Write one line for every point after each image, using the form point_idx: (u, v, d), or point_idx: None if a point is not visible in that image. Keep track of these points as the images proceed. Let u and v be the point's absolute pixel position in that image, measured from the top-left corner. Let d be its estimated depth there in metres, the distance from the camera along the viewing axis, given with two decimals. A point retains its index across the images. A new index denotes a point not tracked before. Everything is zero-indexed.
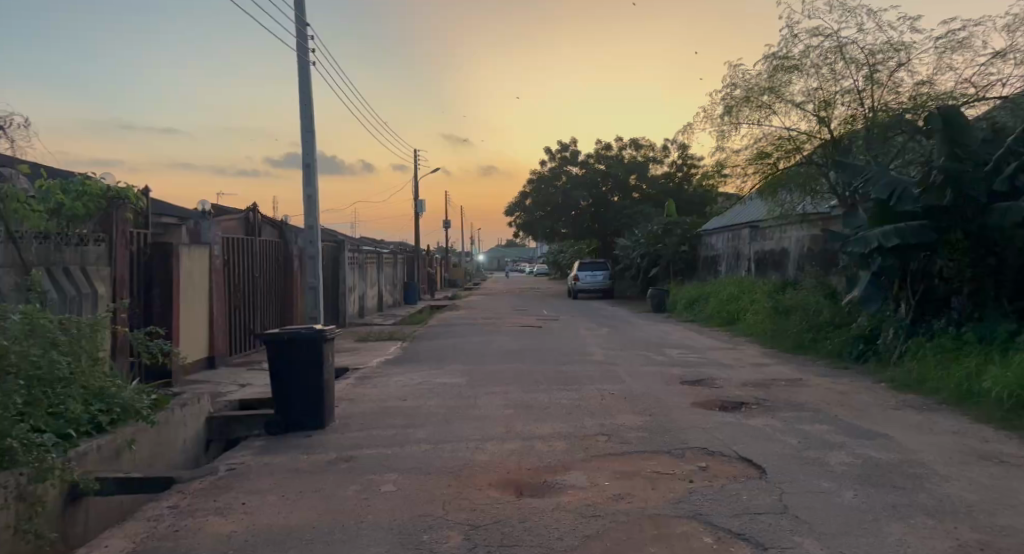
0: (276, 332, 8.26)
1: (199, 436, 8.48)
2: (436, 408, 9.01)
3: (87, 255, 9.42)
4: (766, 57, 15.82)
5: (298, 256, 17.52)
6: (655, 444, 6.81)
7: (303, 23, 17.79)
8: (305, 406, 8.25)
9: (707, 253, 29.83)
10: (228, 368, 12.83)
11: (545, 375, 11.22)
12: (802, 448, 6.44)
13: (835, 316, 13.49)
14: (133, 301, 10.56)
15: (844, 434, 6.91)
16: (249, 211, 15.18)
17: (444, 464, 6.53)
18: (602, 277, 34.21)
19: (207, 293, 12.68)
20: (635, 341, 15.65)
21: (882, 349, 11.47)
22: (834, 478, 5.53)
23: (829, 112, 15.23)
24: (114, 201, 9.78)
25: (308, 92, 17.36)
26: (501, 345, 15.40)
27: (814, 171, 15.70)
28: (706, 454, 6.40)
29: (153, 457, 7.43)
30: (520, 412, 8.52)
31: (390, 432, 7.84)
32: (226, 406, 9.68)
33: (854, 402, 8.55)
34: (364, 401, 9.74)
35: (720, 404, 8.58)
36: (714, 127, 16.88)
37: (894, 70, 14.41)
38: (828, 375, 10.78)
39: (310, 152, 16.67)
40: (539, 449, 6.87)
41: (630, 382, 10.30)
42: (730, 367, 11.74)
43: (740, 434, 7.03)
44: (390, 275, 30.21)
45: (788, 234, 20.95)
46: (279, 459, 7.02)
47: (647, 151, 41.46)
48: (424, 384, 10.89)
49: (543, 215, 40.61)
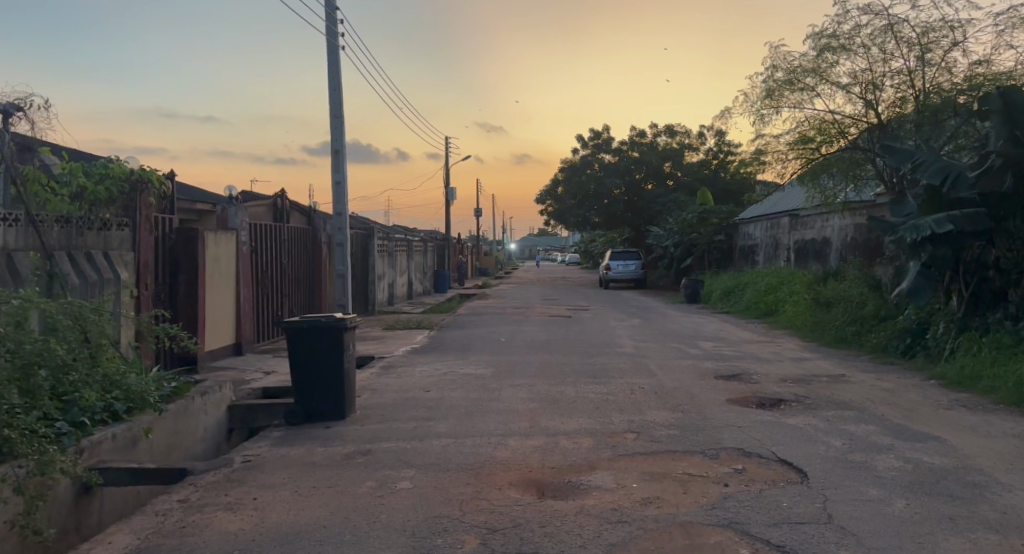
0: (297, 320, 8.03)
1: (220, 425, 8.29)
2: (460, 400, 8.73)
3: (110, 239, 9.17)
4: (811, 36, 15.21)
5: (328, 243, 17.35)
6: (687, 443, 6.43)
7: (333, 7, 17.55)
8: (325, 395, 7.99)
9: (744, 243, 29.18)
10: (254, 355, 12.70)
11: (573, 367, 10.87)
12: (845, 450, 6.02)
13: (880, 309, 12.93)
14: (158, 287, 10.42)
15: (892, 436, 6.46)
16: (277, 197, 15.06)
17: (464, 460, 6.23)
18: (635, 266, 33.67)
19: (234, 280, 12.51)
20: (667, 333, 15.21)
21: (930, 344, 10.92)
22: (883, 485, 5.11)
23: (876, 95, 14.62)
24: (137, 184, 9.60)
25: (338, 76, 17.15)
26: (530, 335, 15.08)
27: (860, 158, 15.19)
28: (742, 455, 6.00)
29: (172, 445, 7.24)
30: (546, 406, 8.21)
31: (410, 425, 7.58)
32: (249, 394, 9.49)
33: (901, 401, 8.07)
34: (387, 391, 9.50)
35: (757, 401, 8.16)
36: (754, 111, 16.27)
37: (948, 49, 13.73)
38: (872, 371, 10.28)
39: (339, 138, 16.47)
40: (564, 446, 6.54)
41: (661, 376, 9.93)
42: (767, 361, 11.28)
43: (778, 433, 6.62)
44: (419, 263, 30.02)
45: (830, 223, 20.28)
46: (295, 452, 6.78)
47: (682, 139, 40.68)
48: (449, 374, 10.62)
49: (575, 203, 40.15)
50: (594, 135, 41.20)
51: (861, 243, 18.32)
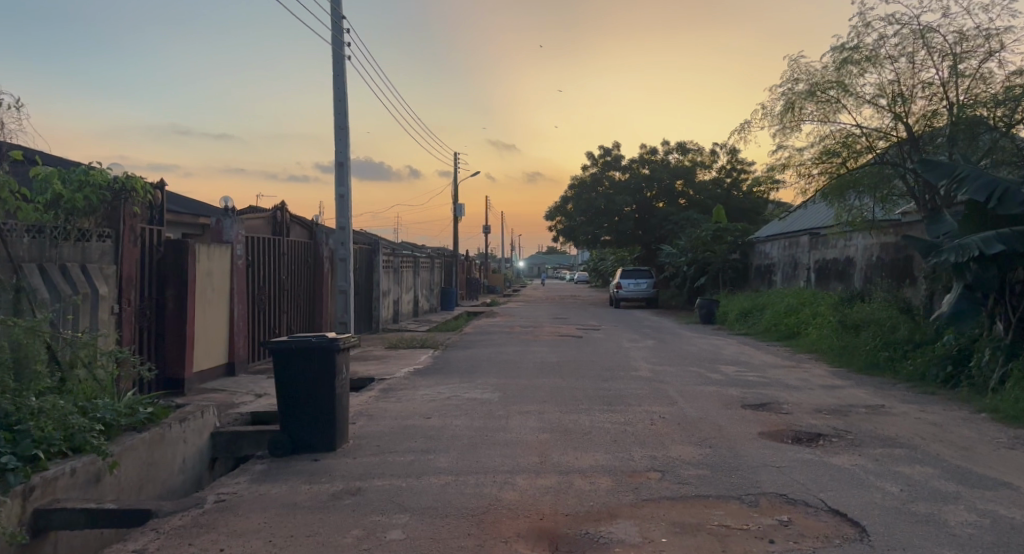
0: (285, 339, 7.26)
1: (201, 454, 7.54)
2: (463, 430, 7.96)
3: (89, 251, 8.43)
4: (833, 48, 14.50)
5: (330, 258, 16.63)
6: (721, 487, 5.62)
7: (338, 15, 16.99)
8: (313, 425, 7.22)
9: (760, 262, 28.40)
10: (248, 376, 11.93)
11: (586, 392, 10.10)
12: (907, 499, 5.20)
13: (915, 334, 12.22)
14: (143, 302, 9.63)
15: (955, 481, 5.67)
16: (276, 210, 14.34)
17: (466, 504, 5.45)
18: (647, 285, 32.83)
19: (226, 296, 11.76)
20: (686, 356, 14.34)
21: (975, 373, 10.11)
22: (960, 546, 4.32)
23: (905, 108, 13.87)
24: (120, 193, 8.81)
25: (343, 87, 16.52)
26: (540, 356, 14.32)
27: (888, 172, 14.44)
28: (786, 503, 5.20)
29: (144, 480, 6.42)
30: (557, 438, 7.44)
31: (407, 458, 6.80)
32: (236, 419, 8.73)
33: (953, 438, 7.29)
34: (385, 417, 8.73)
35: (792, 435, 7.38)
36: (774, 124, 15.49)
37: (984, 59, 12.98)
38: (913, 401, 9.47)
39: (344, 150, 15.84)
40: (579, 488, 5.75)
41: (683, 404, 9.12)
42: (796, 388, 10.47)
43: (824, 476, 5.82)
44: (426, 280, 29.22)
45: (853, 243, 19.53)
46: (275, 491, 6.00)
47: (694, 156, 39.98)
48: (452, 399, 9.86)
49: (585, 221, 39.43)
50: (603, 153, 40.59)
51: (888, 262, 17.57)
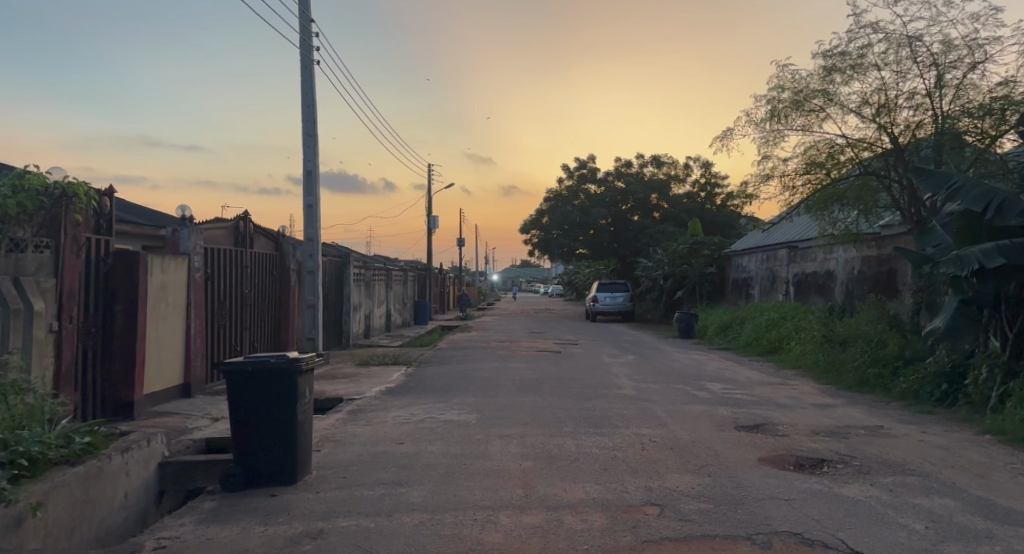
0: (240, 361, 6.56)
1: (146, 488, 6.78)
2: (438, 457, 7.32)
3: (23, 264, 7.65)
4: (817, 56, 14.14)
5: (299, 271, 15.80)
6: (728, 524, 5.05)
7: (306, 18, 16.29)
8: (271, 455, 6.50)
9: (737, 276, 28.11)
10: (205, 398, 11.11)
11: (569, 412, 9.49)
12: (936, 539, 4.68)
13: (906, 351, 11.81)
14: (88, 319, 8.82)
15: (981, 516, 5.16)
16: (239, 220, 13.50)
17: (441, 549, 4.79)
18: (623, 299, 32.30)
19: (181, 312, 10.96)
20: (670, 372, 13.81)
21: (973, 392, 9.68)
22: None
23: (891, 118, 13.51)
24: (61, 199, 8.06)
25: (312, 92, 15.83)
26: (518, 373, 13.70)
27: (874, 183, 14.03)
28: (802, 545, 4.63)
29: (74, 522, 5.64)
30: (541, 465, 6.84)
31: (376, 493, 6.13)
32: (187, 448, 7.95)
33: (964, 463, 6.79)
34: (352, 444, 8.03)
35: (794, 461, 6.85)
36: (759, 133, 15.06)
37: (968, 70, 12.70)
38: (912, 422, 8.98)
39: (312, 159, 15.13)
40: (569, 527, 5.14)
41: (673, 425, 8.56)
42: (788, 407, 9.98)
43: (839, 511, 5.26)
44: (399, 294, 28.46)
45: (834, 256, 19.27)
46: (224, 535, 5.28)
47: (668, 170, 39.85)
48: (426, 422, 9.18)
49: (560, 234, 38.93)
50: (579, 165, 40.29)
51: (871, 276, 17.29)
